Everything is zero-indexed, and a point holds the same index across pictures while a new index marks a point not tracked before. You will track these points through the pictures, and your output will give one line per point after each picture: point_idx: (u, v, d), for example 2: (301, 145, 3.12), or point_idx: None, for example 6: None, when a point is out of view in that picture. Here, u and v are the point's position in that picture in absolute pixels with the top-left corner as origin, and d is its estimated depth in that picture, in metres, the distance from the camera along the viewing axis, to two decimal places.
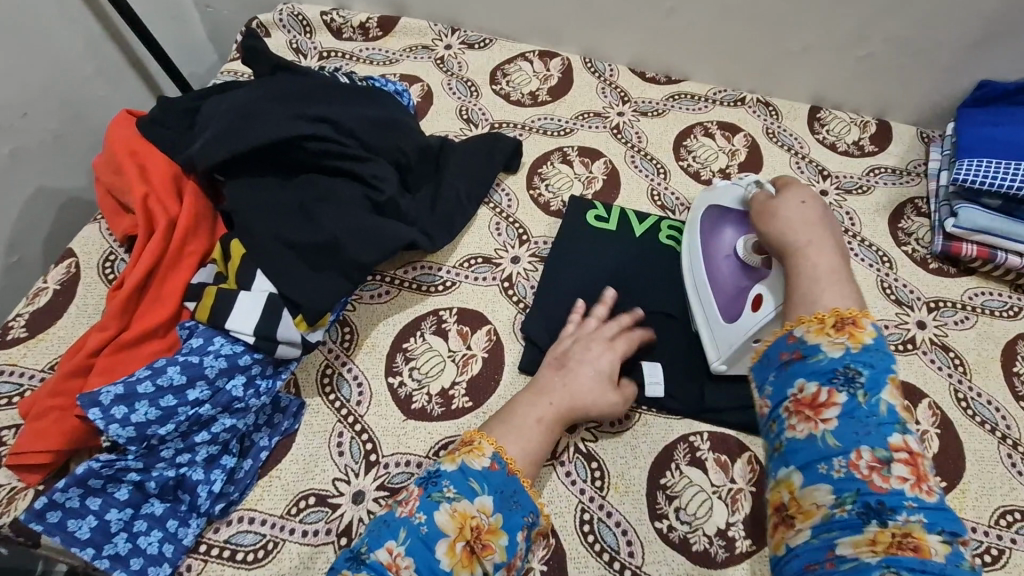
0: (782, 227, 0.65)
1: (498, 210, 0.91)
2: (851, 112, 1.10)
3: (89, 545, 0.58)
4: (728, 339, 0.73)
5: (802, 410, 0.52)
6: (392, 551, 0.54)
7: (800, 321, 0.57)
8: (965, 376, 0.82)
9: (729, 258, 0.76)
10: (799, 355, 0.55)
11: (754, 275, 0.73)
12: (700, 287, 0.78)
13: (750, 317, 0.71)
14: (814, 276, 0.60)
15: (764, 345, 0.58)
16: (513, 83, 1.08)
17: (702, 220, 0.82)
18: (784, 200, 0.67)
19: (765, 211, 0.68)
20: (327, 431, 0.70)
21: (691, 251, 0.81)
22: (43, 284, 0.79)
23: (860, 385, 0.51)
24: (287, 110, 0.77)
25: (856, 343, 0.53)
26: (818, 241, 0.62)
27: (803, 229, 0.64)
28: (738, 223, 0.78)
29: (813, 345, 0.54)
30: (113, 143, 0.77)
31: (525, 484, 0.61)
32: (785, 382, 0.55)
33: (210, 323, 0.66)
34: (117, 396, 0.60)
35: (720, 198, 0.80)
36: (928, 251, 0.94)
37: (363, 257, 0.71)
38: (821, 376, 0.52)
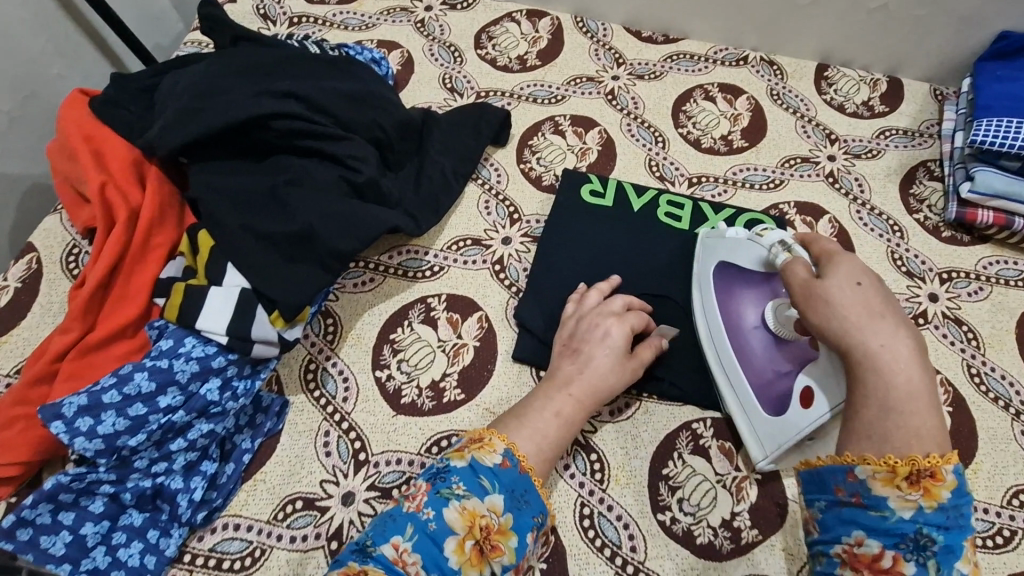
0: (842, 325, 0.50)
1: (486, 187, 0.86)
2: (860, 69, 1.03)
3: (65, 561, 0.55)
4: (771, 434, 0.63)
5: (859, 568, 0.47)
6: (398, 547, 0.52)
7: (864, 459, 0.47)
8: (978, 350, 0.79)
9: (759, 331, 0.67)
10: (861, 501, 0.47)
11: (794, 353, 0.64)
12: (728, 365, 0.68)
13: (798, 412, 0.60)
14: (887, 397, 0.47)
15: (822, 466, 0.50)
16: (500, 46, 1.01)
17: (715, 279, 0.72)
18: (836, 283, 0.52)
19: (811, 296, 0.53)
20: (313, 431, 0.67)
21: (709, 320, 0.71)
22: (3, 282, 0.74)
23: (931, 554, 0.45)
24: (250, 86, 0.70)
25: (932, 501, 0.45)
26: (895, 347, 0.48)
27: (875, 333, 0.49)
28: (760, 286, 0.68)
29: (880, 497, 0.46)
30: (64, 126, 0.71)
31: (536, 483, 0.59)
32: (839, 523, 0.48)
33: (180, 323, 0.61)
34: (81, 407, 0.56)
35: (735, 255, 0.69)
36: (941, 218, 0.89)
37: (342, 246, 0.66)
38: (888, 536, 0.46)
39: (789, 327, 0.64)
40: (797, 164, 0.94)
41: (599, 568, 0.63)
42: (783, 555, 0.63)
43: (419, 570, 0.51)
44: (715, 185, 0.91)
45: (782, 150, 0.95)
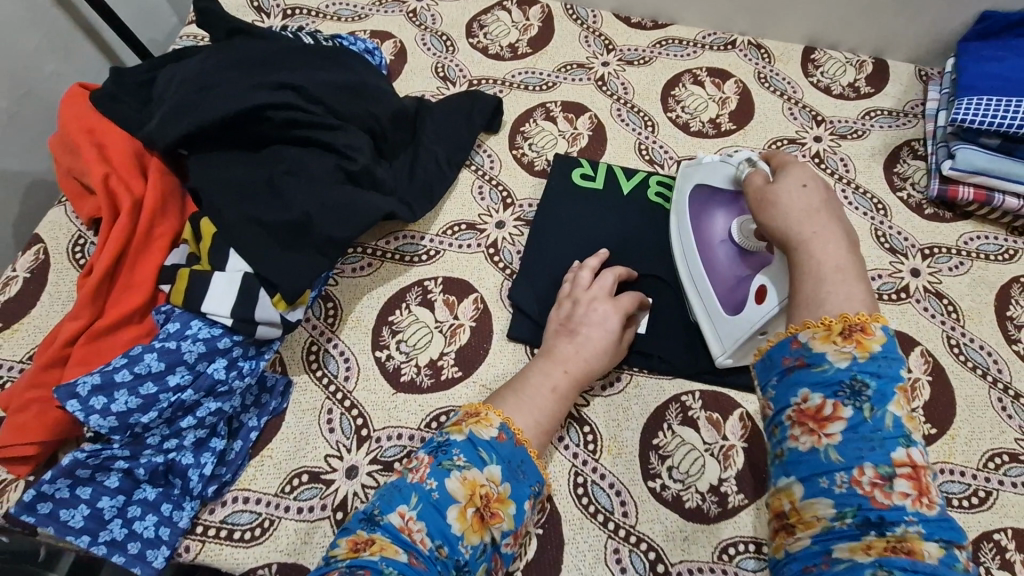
0: (784, 217, 0.60)
1: (480, 173, 0.88)
2: (846, 52, 1.05)
3: (84, 532, 0.59)
4: (732, 330, 0.69)
5: (806, 422, 0.49)
6: (404, 515, 0.54)
7: (804, 325, 0.52)
8: (958, 322, 0.81)
9: (724, 243, 0.73)
10: (803, 363, 0.51)
11: (754, 261, 0.70)
12: (696, 275, 0.75)
13: (755, 309, 0.66)
14: (820, 270, 0.56)
15: (769, 344, 0.54)
16: (491, 35, 1.02)
17: (690, 201, 0.78)
18: (782, 186, 0.63)
19: (764, 198, 0.63)
20: (316, 409, 0.70)
21: (682, 235, 0.78)
22: (12, 273, 0.76)
23: (867, 399, 0.48)
24: (246, 79, 0.72)
25: (863, 352, 0.49)
26: (825, 232, 0.58)
27: (809, 217, 0.59)
28: (729, 203, 0.74)
29: (818, 352, 0.50)
30: (67, 121, 0.73)
31: (531, 454, 0.62)
32: (788, 388, 0.51)
33: (186, 306, 0.64)
34: (94, 386, 0.59)
35: (709, 176, 0.75)
36: (924, 196, 0.91)
37: (339, 233, 0.68)
38: (828, 387, 0.49)
39: (750, 238, 0.70)
40: (783, 146, 0.96)
41: (593, 533, 0.66)
42: (768, 518, 0.66)
43: (424, 536, 0.54)
44: None
45: (769, 132, 0.97)
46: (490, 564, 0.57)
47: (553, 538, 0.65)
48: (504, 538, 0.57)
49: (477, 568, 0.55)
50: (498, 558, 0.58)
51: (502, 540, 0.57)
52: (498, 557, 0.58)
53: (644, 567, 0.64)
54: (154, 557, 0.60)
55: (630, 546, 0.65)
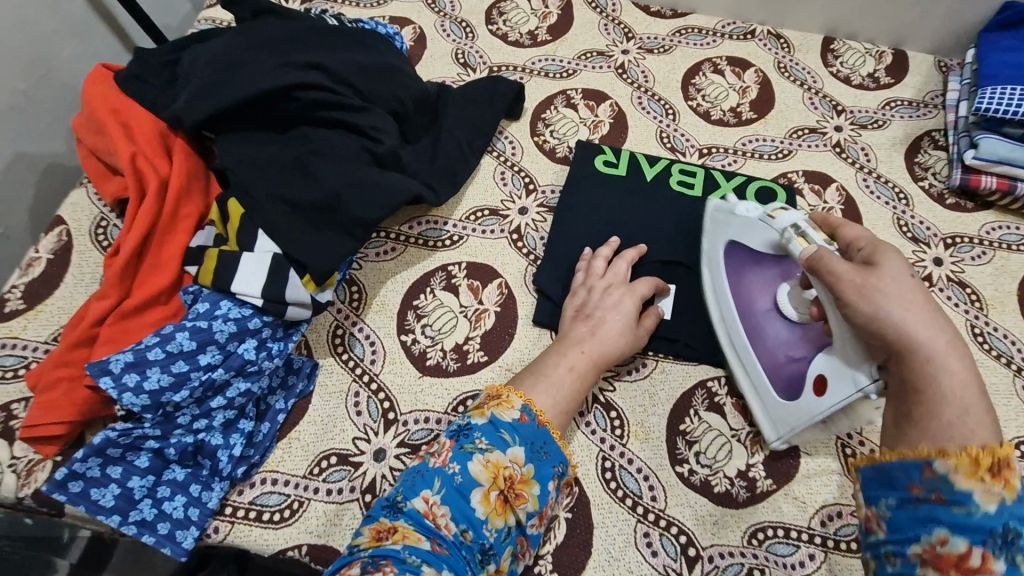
0: (899, 320, 0.48)
1: (502, 159, 0.87)
2: (865, 42, 1.04)
3: (114, 512, 0.59)
4: (786, 417, 0.65)
5: (945, 569, 0.41)
6: (428, 500, 0.55)
7: (940, 451, 0.44)
8: (981, 311, 0.81)
9: (772, 315, 0.69)
10: (938, 496, 0.43)
11: (813, 338, 0.67)
12: (741, 349, 0.71)
13: (813, 399, 0.62)
14: (946, 389, 0.46)
15: (893, 459, 0.47)
16: (511, 22, 1.02)
17: (725, 260, 0.73)
18: (887, 276, 0.51)
19: (864, 287, 0.51)
20: (343, 391, 0.70)
21: (720, 300, 0.73)
22: (35, 254, 0.75)
23: (1022, 551, 0.39)
24: (274, 59, 0.72)
25: (1016, 495, 0.41)
26: (945, 338, 0.47)
27: (927, 324, 0.48)
28: (772, 268, 0.71)
29: (959, 489, 0.42)
30: (92, 100, 0.72)
31: (555, 435, 0.62)
32: (915, 521, 0.43)
33: (215, 286, 0.63)
34: (127, 363, 0.59)
35: (745, 236, 0.70)
36: (945, 186, 0.91)
37: (367, 213, 0.68)
38: (972, 533, 0.41)
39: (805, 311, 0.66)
40: (804, 135, 0.95)
41: (622, 517, 0.66)
42: (797, 503, 0.66)
43: (448, 522, 0.54)
44: (725, 156, 0.93)
45: (791, 121, 0.96)
46: (515, 546, 0.57)
47: (583, 522, 0.65)
48: (529, 519, 0.58)
49: (502, 551, 0.56)
50: (524, 538, 0.58)
51: (527, 520, 0.57)
52: (523, 538, 0.58)
53: (675, 551, 0.64)
54: (184, 538, 0.60)
55: (660, 530, 0.65)
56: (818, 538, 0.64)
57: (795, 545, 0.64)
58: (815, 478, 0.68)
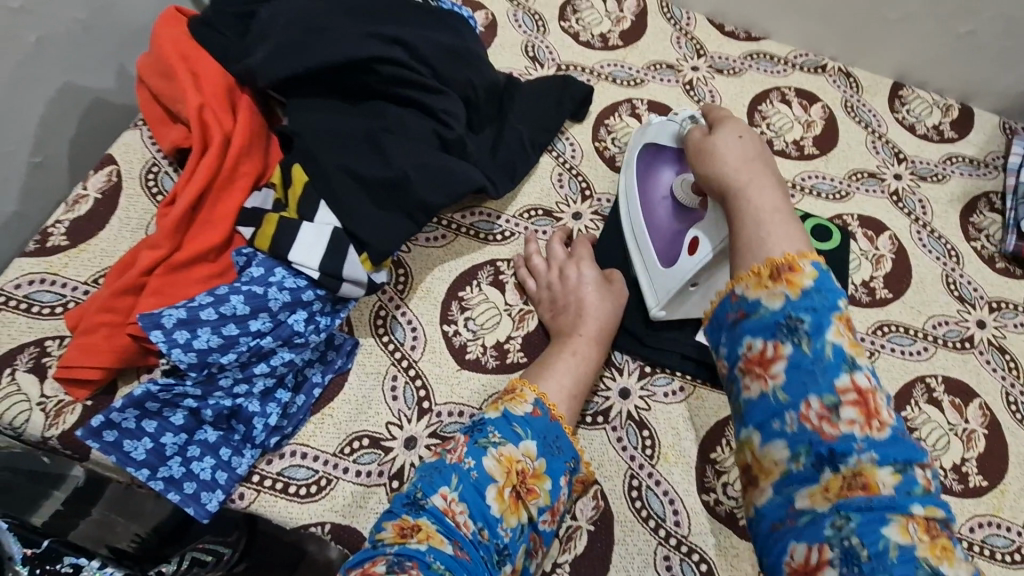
0: (721, 166, 0.59)
1: (561, 160, 0.86)
2: (934, 92, 1.03)
3: (144, 466, 0.58)
4: (665, 282, 0.72)
5: (752, 368, 0.48)
6: (446, 497, 0.54)
7: (738, 278, 0.50)
8: (1017, 380, 0.81)
9: (665, 200, 0.75)
10: (742, 312, 0.49)
11: (688, 217, 0.73)
12: (637, 229, 0.77)
13: (687, 262, 0.70)
14: (760, 215, 0.53)
15: (711, 306, 0.53)
16: (584, 22, 1.00)
17: (639, 158, 0.80)
18: (721, 138, 0.61)
19: (701, 150, 0.62)
20: (380, 373, 0.69)
21: (629, 190, 0.80)
22: (83, 191, 0.74)
23: (804, 333, 0.46)
24: (357, 27, 0.70)
25: (795, 289, 0.47)
26: (759, 175, 0.57)
27: (745, 167, 0.58)
28: (673, 161, 0.76)
29: (753, 299, 0.49)
30: (162, 42, 0.71)
31: (566, 429, 0.61)
32: (733, 340, 0.49)
33: (271, 253, 0.63)
34: (179, 320, 0.58)
35: (657, 134, 0.78)
36: (997, 249, 0.91)
37: (431, 199, 0.67)
38: (768, 330, 0.47)
39: (687, 191, 0.72)
40: (863, 178, 0.94)
41: (643, 536, 0.65)
42: None
43: (467, 520, 0.53)
44: None
45: (851, 163, 0.95)
46: (528, 544, 0.56)
47: (604, 536, 0.65)
48: (541, 515, 0.57)
49: (517, 550, 0.55)
50: (536, 534, 0.57)
51: (539, 516, 0.56)
52: (536, 535, 0.57)
53: None
54: (209, 500, 0.59)
55: (681, 555, 0.65)
56: None
57: None
58: None
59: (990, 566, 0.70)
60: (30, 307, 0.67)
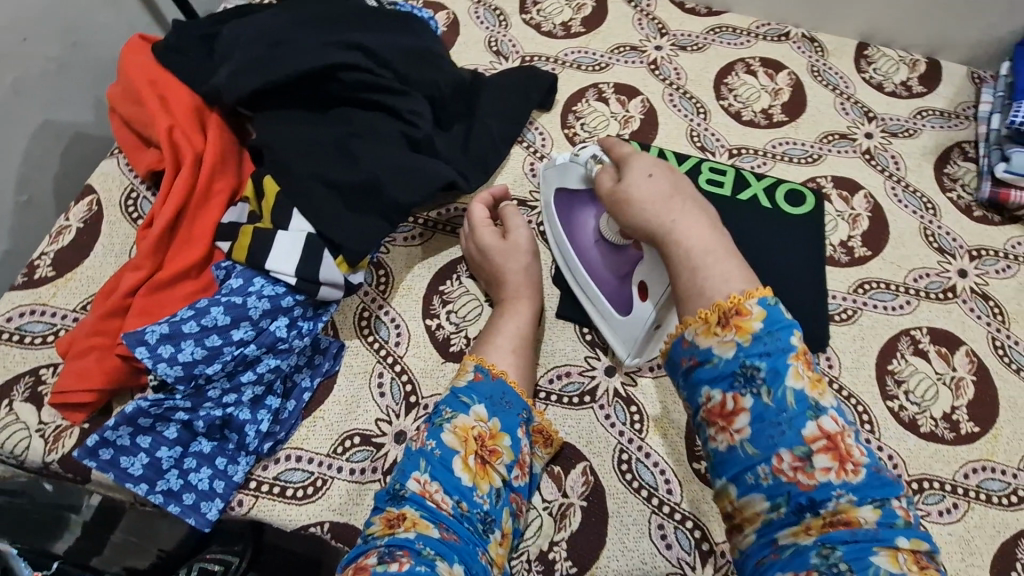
0: (643, 211, 0.58)
1: (531, 149, 0.87)
2: (900, 49, 1.03)
3: (142, 480, 0.60)
4: (629, 332, 0.70)
5: (716, 420, 0.50)
6: (420, 480, 0.55)
7: (687, 324, 0.52)
8: (1003, 325, 0.82)
9: (597, 244, 0.72)
10: (696, 361, 0.51)
11: (624, 257, 0.69)
12: (580, 280, 0.74)
13: (642, 308, 0.67)
14: (692, 260, 0.54)
15: (666, 346, 0.55)
16: (545, 12, 1.01)
17: (555, 204, 0.76)
18: (632, 182, 0.60)
19: (617, 200, 0.61)
20: (368, 372, 0.70)
21: (558, 241, 0.77)
22: (66, 221, 0.76)
23: (762, 382, 0.48)
24: (317, 36, 0.72)
25: (745, 336, 0.49)
26: (680, 213, 0.57)
27: (667, 208, 0.57)
28: (590, 200, 0.72)
29: (705, 349, 0.50)
30: (130, 70, 0.72)
31: (513, 385, 0.63)
32: (692, 388, 0.52)
33: (248, 263, 0.64)
34: (162, 335, 0.60)
35: (565, 178, 0.73)
36: (973, 198, 0.91)
37: (402, 197, 0.68)
38: (725, 382, 0.49)
39: (614, 232, 0.69)
40: (834, 140, 0.95)
41: (636, 507, 0.66)
42: None
43: (444, 496, 0.54)
44: (755, 158, 0.92)
45: (821, 126, 0.96)
46: (510, 505, 0.58)
47: (598, 511, 0.66)
48: (511, 472, 0.58)
49: (500, 514, 0.57)
50: (516, 494, 0.59)
51: (510, 474, 0.58)
52: (516, 495, 0.59)
53: (690, 545, 0.65)
54: (208, 509, 0.61)
55: (674, 523, 0.66)
56: None
57: None
58: None
59: (986, 511, 0.70)
60: (23, 338, 0.68)
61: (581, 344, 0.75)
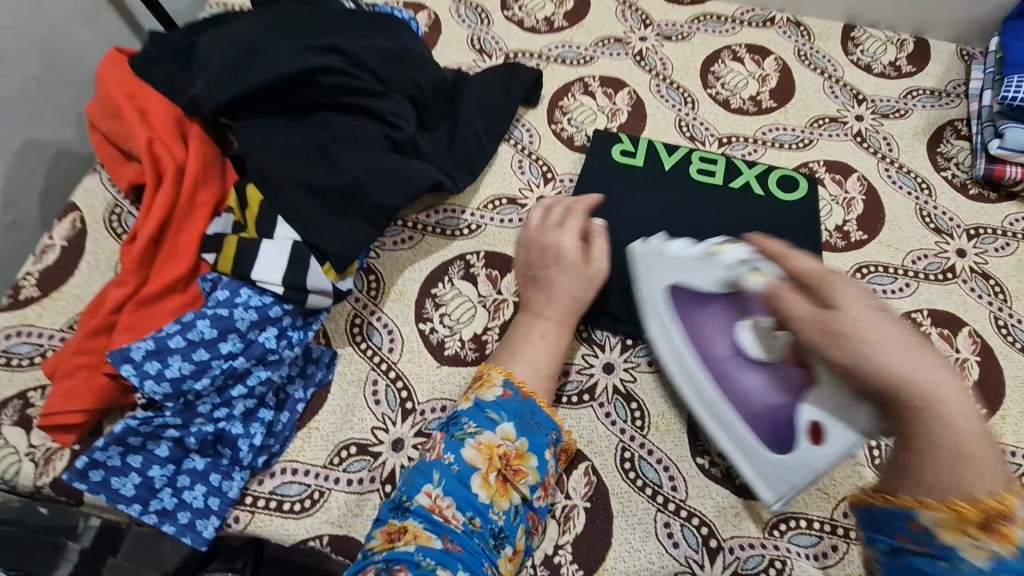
0: (872, 357, 0.47)
1: (519, 147, 0.86)
2: (887, 30, 1.02)
3: (135, 501, 0.59)
4: (783, 473, 0.61)
5: None
6: (431, 494, 0.54)
7: (931, 504, 0.45)
8: (1005, 303, 0.80)
9: (733, 363, 0.65)
10: (924, 548, 0.44)
11: (784, 381, 0.63)
12: (710, 402, 0.66)
13: (813, 451, 0.59)
14: (932, 433, 0.45)
15: (875, 507, 0.48)
16: (527, 8, 1.00)
17: (667, 306, 0.68)
18: (849, 316, 0.49)
19: (830, 332, 0.49)
20: (361, 380, 0.69)
21: (673, 346, 0.68)
22: (49, 241, 0.74)
23: None
24: (294, 41, 0.71)
25: (1008, 549, 0.41)
26: (931, 368, 0.46)
27: (911, 357, 0.46)
28: (717, 308, 0.67)
29: (944, 543, 0.43)
30: (106, 84, 0.71)
31: (542, 404, 0.61)
32: (903, 568, 0.45)
33: (235, 275, 0.63)
34: (148, 351, 0.59)
35: (688, 277, 0.66)
36: (968, 176, 0.90)
37: (388, 200, 0.67)
38: None
39: (775, 350, 0.63)
40: (825, 124, 0.94)
41: (641, 507, 0.65)
42: (820, 494, 0.65)
43: (455, 512, 0.54)
44: (745, 145, 0.91)
45: (811, 111, 0.95)
46: (527, 523, 0.57)
47: (602, 511, 0.65)
48: (533, 493, 0.57)
49: (515, 532, 0.56)
50: (534, 512, 0.58)
51: (532, 494, 0.57)
52: (533, 513, 0.58)
53: (697, 542, 0.63)
54: (204, 527, 0.60)
55: (680, 521, 0.64)
56: (841, 530, 0.64)
57: (817, 536, 0.64)
58: (841, 469, 0.67)
59: None
60: (9, 361, 0.67)
61: (578, 341, 0.73)
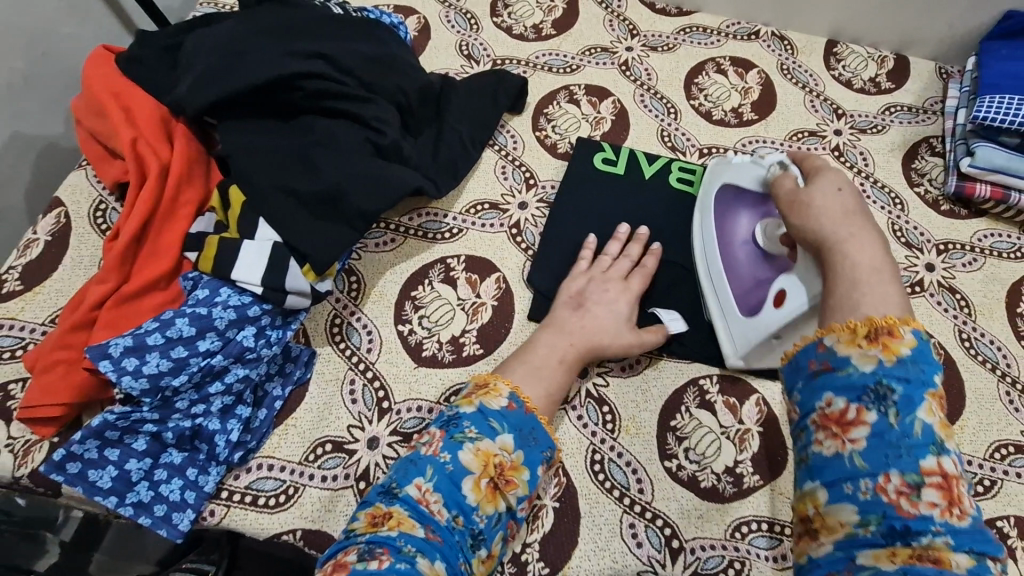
0: (818, 219, 0.60)
1: (503, 153, 0.88)
2: (868, 46, 1.04)
3: (112, 493, 0.60)
4: (746, 333, 0.71)
5: (829, 426, 0.48)
6: (421, 487, 0.54)
7: (830, 330, 0.51)
8: (970, 317, 0.83)
9: (744, 246, 0.74)
10: (828, 366, 0.50)
11: (775, 265, 0.71)
12: (713, 272, 0.76)
13: (772, 314, 0.68)
14: (854, 275, 0.54)
15: (794, 348, 0.54)
16: (516, 15, 1.02)
17: (714, 198, 0.79)
18: (819, 191, 0.62)
19: (797, 203, 0.63)
20: (339, 379, 0.70)
21: (703, 234, 0.78)
22: (34, 235, 0.75)
23: (892, 403, 0.46)
24: (279, 45, 0.72)
25: (890, 354, 0.48)
26: (860, 230, 0.57)
27: (846, 220, 0.58)
28: (753, 206, 0.75)
29: (843, 356, 0.49)
30: (92, 82, 0.72)
31: (542, 421, 0.62)
32: (813, 391, 0.50)
33: (214, 274, 0.65)
34: (126, 348, 0.60)
35: (738, 176, 0.76)
36: (941, 192, 0.92)
37: (368, 205, 0.69)
38: (851, 392, 0.48)
39: (775, 243, 0.71)
40: (804, 138, 0.96)
41: (608, 508, 0.67)
42: (782, 499, 0.67)
43: (441, 508, 0.54)
44: (725, 157, 0.93)
45: (791, 124, 0.97)
46: (506, 530, 0.57)
47: (571, 512, 0.66)
48: (519, 504, 0.58)
49: (493, 536, 0.56)
50: (514, 522, 0.58)
51: (518, 504, 0.57)
52: (514, 522, 0.58)
53: (660, 543, 0.65)
54: (180, 520, 0.61)
55: (645, 522, 0.66)
56: None
57: (777, 539, 0.66)
58: None
59: None
60: None
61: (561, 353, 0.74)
